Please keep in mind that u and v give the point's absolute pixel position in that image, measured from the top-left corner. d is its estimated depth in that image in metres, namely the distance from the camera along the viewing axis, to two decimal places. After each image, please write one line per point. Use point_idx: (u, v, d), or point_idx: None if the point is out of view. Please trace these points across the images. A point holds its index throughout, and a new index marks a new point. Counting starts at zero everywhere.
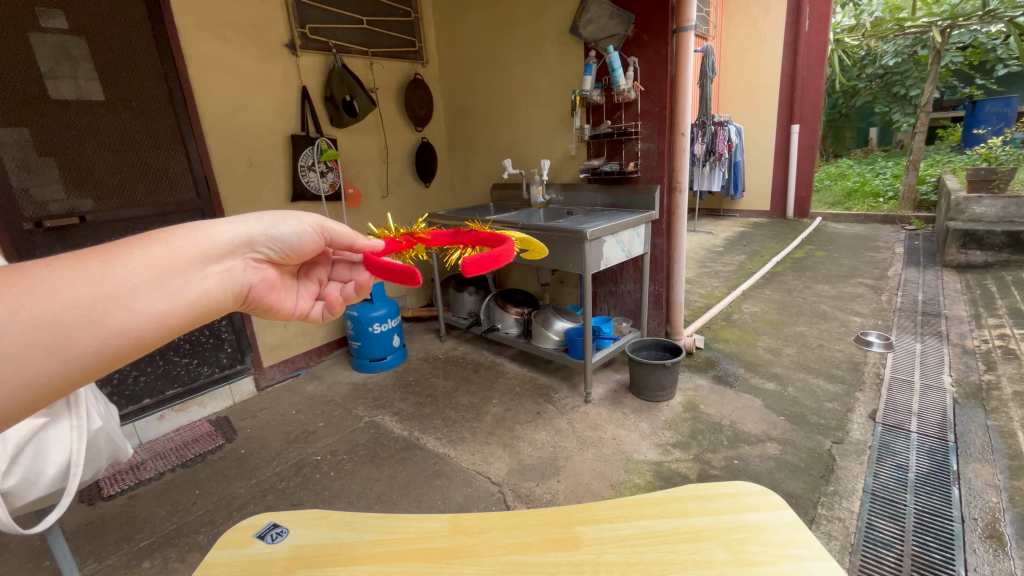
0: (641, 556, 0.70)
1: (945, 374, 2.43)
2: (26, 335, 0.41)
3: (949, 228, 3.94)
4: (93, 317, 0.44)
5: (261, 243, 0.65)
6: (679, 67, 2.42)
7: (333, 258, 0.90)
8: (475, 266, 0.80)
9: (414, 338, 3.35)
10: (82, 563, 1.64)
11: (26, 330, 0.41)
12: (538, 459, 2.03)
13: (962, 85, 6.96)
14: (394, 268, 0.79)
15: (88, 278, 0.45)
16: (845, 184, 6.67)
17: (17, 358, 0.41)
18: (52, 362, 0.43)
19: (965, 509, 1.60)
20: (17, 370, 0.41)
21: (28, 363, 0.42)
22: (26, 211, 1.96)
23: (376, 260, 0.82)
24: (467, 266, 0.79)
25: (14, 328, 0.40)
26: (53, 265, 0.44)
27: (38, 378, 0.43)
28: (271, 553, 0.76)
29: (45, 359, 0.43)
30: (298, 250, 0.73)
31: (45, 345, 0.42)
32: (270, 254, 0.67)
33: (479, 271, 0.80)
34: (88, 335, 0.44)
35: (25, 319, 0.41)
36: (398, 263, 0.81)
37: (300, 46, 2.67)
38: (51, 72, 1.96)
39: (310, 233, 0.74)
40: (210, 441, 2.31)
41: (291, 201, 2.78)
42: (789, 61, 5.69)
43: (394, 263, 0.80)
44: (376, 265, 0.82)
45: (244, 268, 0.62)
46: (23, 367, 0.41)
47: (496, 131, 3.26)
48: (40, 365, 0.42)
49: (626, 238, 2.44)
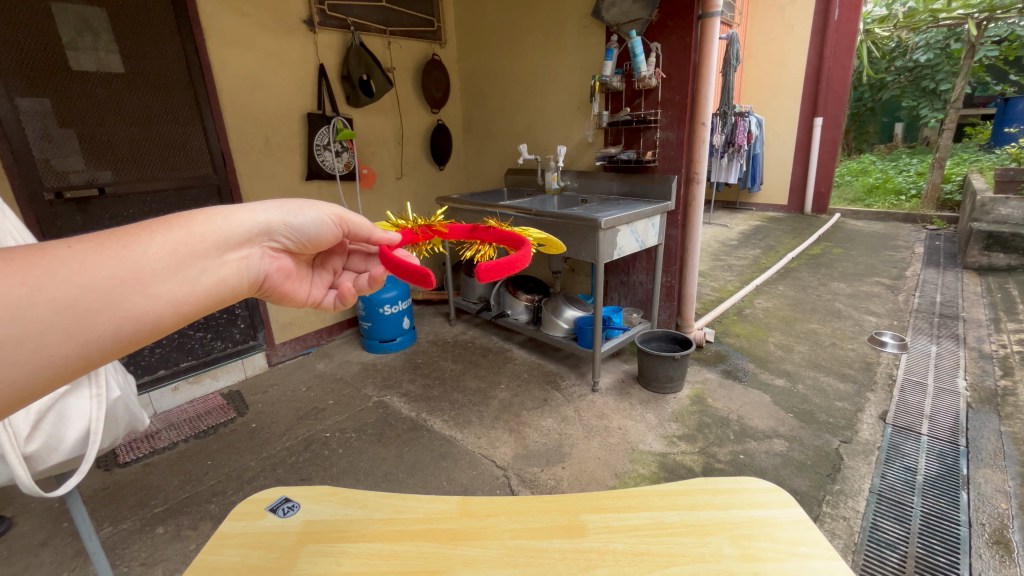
0: (648, 547, 0.71)
1: (961, 378, 2.38)
2: (46, 317, 0.41)
3: (972, 229, 3.84)
4: (111, 300, 0.45)
5: (279, 233, 0.65)
6: (703, 54, 2.36)
7: (350, 249, 0.90)
8: (492, 272, 0.78)
9: (424, 321, 3.37)
10: (99, 526, 1.69)
11: (47, 312, 0.41)
12: (543, 445, 2.05)
13: (995, 81, 6.72)
14: (408, 266, 0.78)
15: (108, 262, 0.45)
16: (867, 180, 6.51)
17: (37, 339, 0.41)
18: (70, 343, 0.43)
19: (973, 514, 1.58)
20: (36, 353, 0.42)
21: (47, 345, 0.42)
22: (47, 180, 1.98)
23: (391, 256, 0.81)
24: (482, 273, 0.78)
25: (35, 309, 0.41)
26: (75, 247, 0.44)
27: (56, 358, 0.43)
28: (283, 526, 0.78)
29: (64, 340, 0.43)
30: (316, 241, 0.72)
31: (66, 327, 0.43)
32: (288, 244, 0.67)
33: (494, 278, 0.79)
34: (106, 318, 0.45)
35: (45, 301, 0.41)
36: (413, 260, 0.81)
37: (318, 23, 2.65)
38: (72, 42, 1.96)
39: (329, 223, 0.73)
40: (222, 414, 2.35)
41: (305, 179, 2.78)
42: (815, 51, 5.53)
43: (409, 263, 0.79)
44: (391, 260, 0.81)
45: (261, 257, 0.62)
46: (42, 349, 0.42)
47: (512, 115, 3.22)
48: (58, 346, 0.43)
49: (640, 228, 2.42)
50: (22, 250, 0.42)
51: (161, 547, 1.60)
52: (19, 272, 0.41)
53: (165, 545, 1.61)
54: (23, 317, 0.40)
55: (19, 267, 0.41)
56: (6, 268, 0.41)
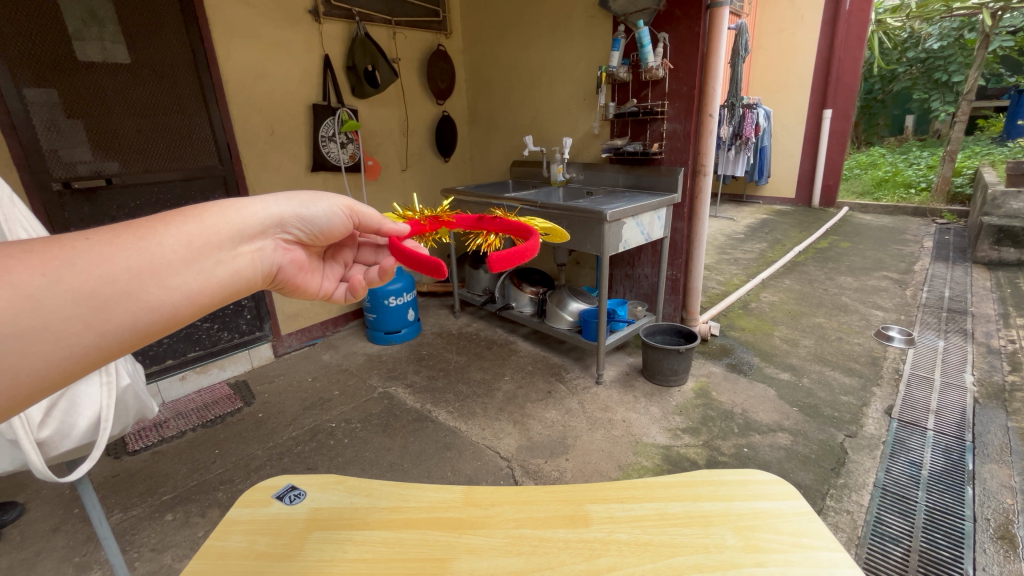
0: (652, 538, 0.71)
1: (968, 373, 2.37)
2: (66, 307, 0.42)
3: (983, 223, 3.79)
4: (129, 292, 0.45)
5: (291, 225, 0.66)
6: (712, 43, 2.32)
7: (359, 241, 0.90)
8: (503, 262, 0.79)
9: (428, 313, 3.38)
10: (110, 512, 1.72)
11: (66, 303, 0.42)
12: (547, 436, 2.06)
13: (1009, 73, 6.60)
14: (419, 257, 0.79)
15: (126, 255, 0.45)
16: (876, 174, 6.44)
17: (57, 330, 0.42)
18: (89, 335, 0.44)
19: (978, 509, 1.58)
20: (56, 343, 0.42)
21: (66, 335, 0.42)
22: (55, 171, 1.99)
23: (401, 247, 0.81)
24: (493, 262, 0.78)
25: (54, 300, 0.41)
26: (92, 239, 0.44)
27: (77, 350, 0.43)
28: (290, 513, 0.79)
29: (82, 331, 0.43)
30: (327, 233, 0.72)
31: (86, 317, 0.43)
32: (300, 236, 0.67)
33: (504, 267, 0.80)
34: (123, 310, 0.45)
35: (65, 292, 0.42)
36: (423, 251, 0.81)
37: (323, 13, 2.64)
38: (78, 33, 1.96)
39: (340, 215, 0.73)
40: (230, 403, 2.37)
41: (311, 171, 2.78)
42: (825, 42, 5.45)
43: (422, 254, 0.79)
44: (401, 251, 0.81)
45: (274, 249, 0.62)
46: (62, 339, 0.42)
47: (518, 107, 3.20)
48: (78, 337, 0.43)
49: (646, 221, 2.40)
50: (40, 243, 0.43)
51: (170, 533, 1.63)
52: (38, 263, 0.41)
53: (174, 532, 1.64)
54: (42, 307, 0.41)
55: (38, 259, 0.42)
56: (25, 259, 0.41)
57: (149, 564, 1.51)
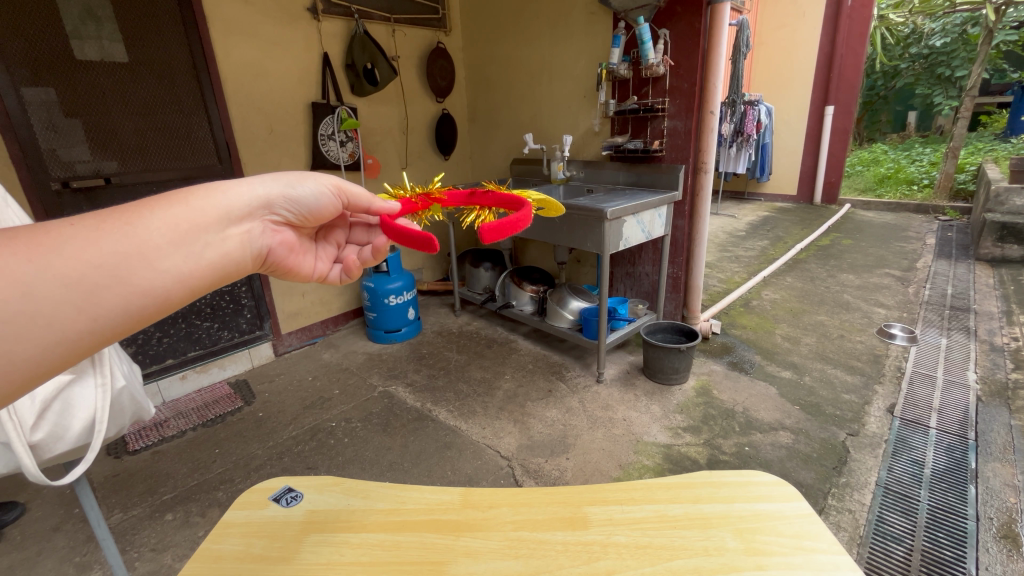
0: (650, 540, 0.70)
1: (971, 371, 2.36)
2: (55, 291, 0.41)
3: (986, 220, 3.77)
4: (119, 276, 0.44)
5: (279, 206, 0.64)
6: (713, 40, 2.32)
7: (351, 221, 0.89)
8: (494, 233, 0.78)
9: (429, 312, 3.38)
10: (110, 512, 1.72)
11: (54, 287, 0.41)
12: (547, 435, 2.05)
13: (1012, 68, 6.56)
14: (411, 233, 0.78)
15: (111, 239, 0.44)
16: (878, 170, 6.41)
17: (48, 314, 0.41)
18: (82, 319, 0.43)
19: (981, 507, 1.57)
20: (50, 327, 0.42)
21: (59, 320, 0.42)
22: (54, 170, 1.99)
23: (393, 225, 0.81)
24: (485, 234, 0.78)
25: (44, 283, 0.40)
26: (79, 224, 0.44)
27: (71, 334, 0.43)
28: (287, 515, 0.78)
29: (77, 315, 0.43)
30: (317, 213, 0.71)
31: (78, 301, 0.42)
32: (289, 216, 0.66)
33: (497, 237, 0.79)
34: (113, 294, 0.44)
35: (53, 276, 0.41)
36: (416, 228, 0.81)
37: (322, 11, 2.62)
38: (76, 32, 1.96)
39: (328, 194, 0.72)
40: (230, 403, 2.37)
41: (310, 170, 2.77)
42: (827, 37, 5.42)
43: (413, 229, 0.79)
44: (393, 229, 0.81)
45: (263, 230, 0.61)
46: (55, 323, 0.42)
47: (518, 104, 3.19)
48: (71, 322, 0.43)
49: (646, 219, 2.39)
50: (24, 230, 0.42)
51: (170, 533, 1.62)
52: (24, 250, 0.41)
53: (174, 531, 1.64)
54: (31, 293, 0.40)
55: (23, 245, 0.41)
56: (11, 246, 0.40)
57: (149, 564, 1.51)
